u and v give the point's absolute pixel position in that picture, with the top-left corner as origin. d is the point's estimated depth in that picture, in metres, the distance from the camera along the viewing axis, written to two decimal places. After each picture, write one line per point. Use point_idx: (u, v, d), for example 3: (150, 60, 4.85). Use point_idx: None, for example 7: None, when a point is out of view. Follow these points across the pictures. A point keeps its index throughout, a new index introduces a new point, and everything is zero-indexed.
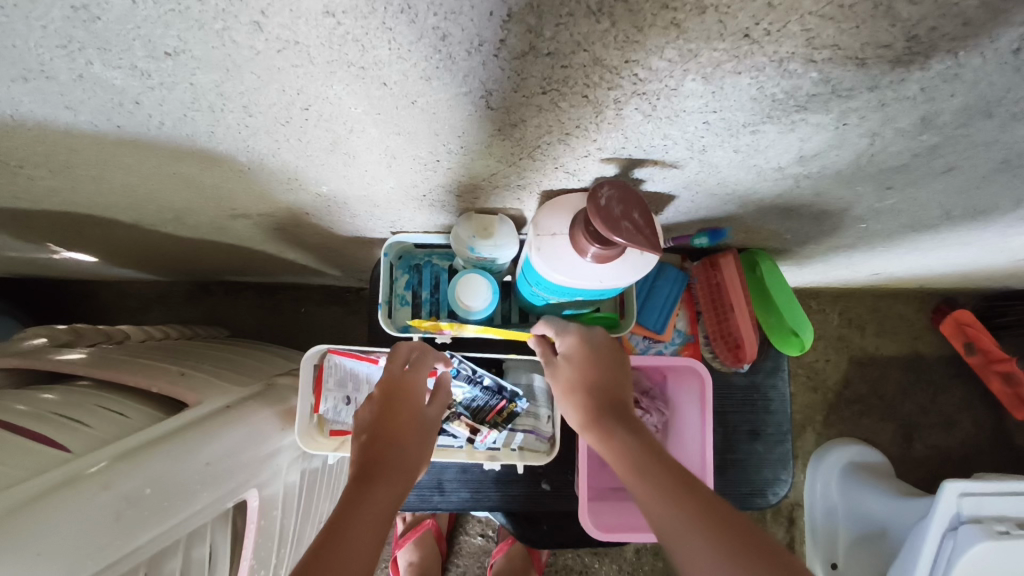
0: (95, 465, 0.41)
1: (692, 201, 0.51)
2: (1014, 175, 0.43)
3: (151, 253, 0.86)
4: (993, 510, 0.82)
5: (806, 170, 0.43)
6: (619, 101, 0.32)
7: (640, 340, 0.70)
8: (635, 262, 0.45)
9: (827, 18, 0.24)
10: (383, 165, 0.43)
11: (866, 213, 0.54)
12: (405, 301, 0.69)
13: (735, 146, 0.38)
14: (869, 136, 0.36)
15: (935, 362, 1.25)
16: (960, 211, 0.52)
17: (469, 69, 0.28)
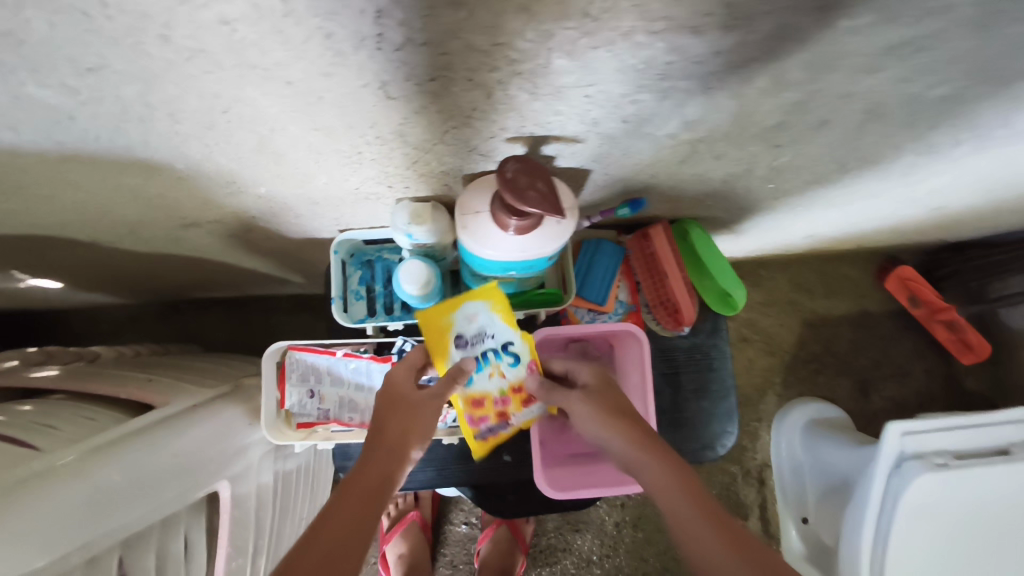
0: (65, 458, 0.44)
1: (607, 173, 0.55)
2: (880, 125, 0.48)
3: (117, 273, 0.88)
4: (933, 446, 0.87)
5: (696, 135, 0.48)
6: (504, 82, 0.36)
7: (585, 313, 0.75)
8: (553, 231, 0.50)
9: None
10: (313, 162, 0.46)
11: (769, 173, 0.59)
12: (360, 295, 0.72)
13: (622, 116, 0.42)
14: (736, 98, 0.41)
15: (883, 318, 1.31)
16: (851, 164, 0.57)
17: (362, 63, 0.32)
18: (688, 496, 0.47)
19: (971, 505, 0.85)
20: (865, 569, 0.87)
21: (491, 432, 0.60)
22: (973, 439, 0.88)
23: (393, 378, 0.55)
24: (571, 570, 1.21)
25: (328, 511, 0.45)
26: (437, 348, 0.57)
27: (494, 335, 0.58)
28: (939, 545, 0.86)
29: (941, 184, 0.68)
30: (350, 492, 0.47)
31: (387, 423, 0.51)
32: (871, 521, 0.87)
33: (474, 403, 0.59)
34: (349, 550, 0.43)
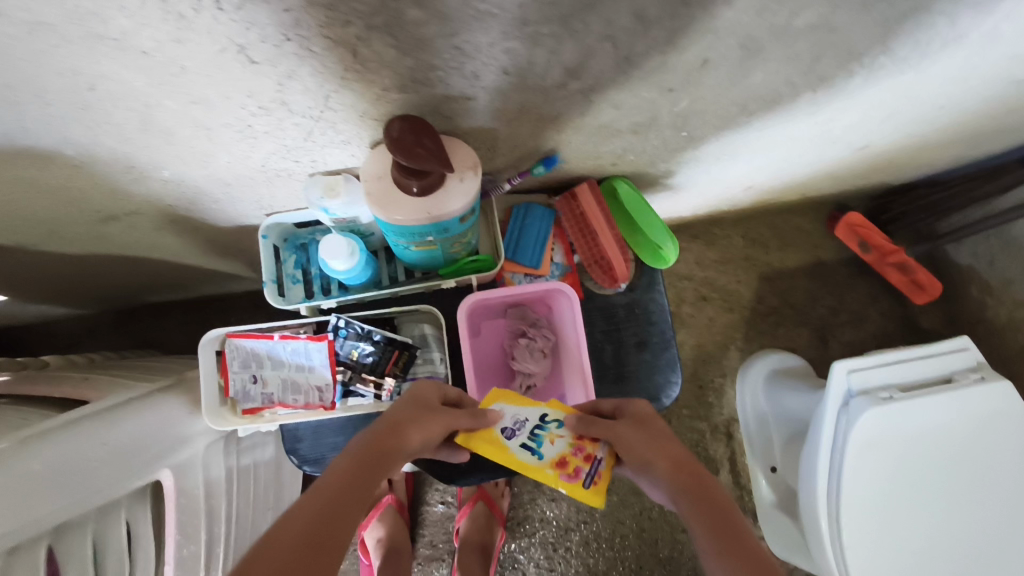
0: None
1: (512, 132, 0.56)
2: (764, 60, 0.49)
3: (58, 280, 0.88)
4: (879, 382, 0.89)
5: (585, 84, 0.48)
6: (363, 39, 0.36)
7: (521, 278, 0.76)
8: (456, 190, 0.52)
9: None
10: (205, 140, 0.46)
11: (676, 120, 0.60)
12: (296, 279, 0.73)
13: (501, 68, 0.43)
14: (607, 39, 0.42)
15: (837, 265, 1.34)
16: (753, 103, 0.58)
17: (209, 25, 0.33)
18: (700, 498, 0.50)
19: (921, 437, 0.85)
20: (822, 510, 0.87)
21: (593, 476, 0.59)
22: (918, 373, 0.90)
23: (416, 390, 0.61)
24: (550, 538, 1.23)
25: (334, 473, 0.47)
26: (497, 452, 0.60)
27: (526, 418, 0.63)
28: (893, 479, 0.85)
29: (853, 120, 0.69)
30: (355, 461, 0.49)
31: (401, 419, 0.55)
32: (824, 459, 0.88)
33: (554, 464, 0.60)
34: (351, 505, 0.45)
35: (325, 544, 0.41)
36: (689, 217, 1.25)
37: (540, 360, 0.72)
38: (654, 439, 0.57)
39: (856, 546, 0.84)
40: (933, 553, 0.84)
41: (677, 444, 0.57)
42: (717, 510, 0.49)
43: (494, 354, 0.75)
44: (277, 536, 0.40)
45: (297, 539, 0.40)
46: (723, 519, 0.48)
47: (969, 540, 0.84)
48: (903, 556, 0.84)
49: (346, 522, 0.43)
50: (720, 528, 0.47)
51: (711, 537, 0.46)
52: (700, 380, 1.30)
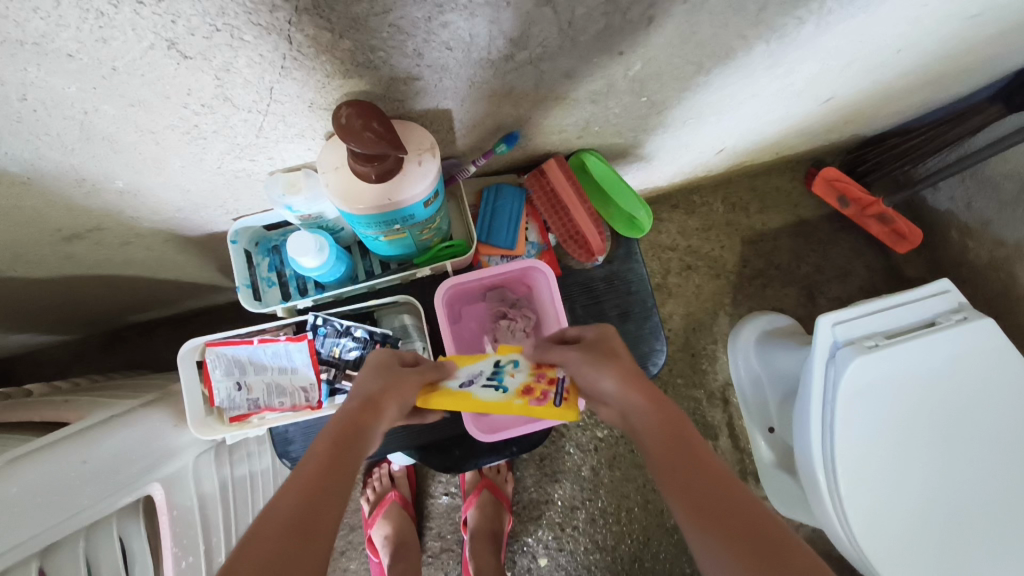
0: None
1: (468, 112, 0.55)
2: (710, 12, 0.48)
3: (33, 308, 0.87)
4: (864, 332, 0.89)
5: (533, 53, 0.48)
6: (293, 23, 0.36)
7: (498, 260, 0.76)
8: (415, 174, 0.51)
9: None
10: (152, 143, 0.46)
11: (633, 84, 0.60)
12: (272, 282, 0.72)
13: (443, 43, 0.43)
14: (546, 4, 0.41)
15: (819, 222, 1.34)
16: (708, 60, 0.58)
17: (131, 21, 0.32)
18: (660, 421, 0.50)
19: (909, 379, 0.86)
20: (818, 464, 0.88)
21: (562, 394, 0.56)
22: (902, 318, 0.90)
23: (382, 359, 0.59)
24: (557, 519, 1.23)
25: (311, 458, 0.46)
26: (458, 399, 0.55)
27: (478, 372, 0.59)
28: (885, 425, 0.86)
29: (814, 71, 0.69)
30: (330, 444, 0.48)
31: (372, 394, 0.54)
32: (815, 409, 0.89)
33: (520, 394, 0.56)
34: (336, 489, 0.44)
35: (312, 531, 0.40)
36: (667, 186, 1.24)
37: (522, 340, 0.72)
38: (614, 367, 0.55)
39: (852, 494, 0.85)
40: (901, 474, 0.85)
41: (634, 368, 0.55)
42: (676, 441, 0.48)
43: (477, 338, 0.75)
44: (259, 528, 0.39)
45: (283, 530, 0.39)
46: (682, 449, 0.47)
47: (965, 480, 0.84)
48: (899, 501, 0.84)
49: (331, 507, 0.42)
50: (677, 459, 0.46)
51: (670, 469, 0.46)
52: (693, 348, 1.30)
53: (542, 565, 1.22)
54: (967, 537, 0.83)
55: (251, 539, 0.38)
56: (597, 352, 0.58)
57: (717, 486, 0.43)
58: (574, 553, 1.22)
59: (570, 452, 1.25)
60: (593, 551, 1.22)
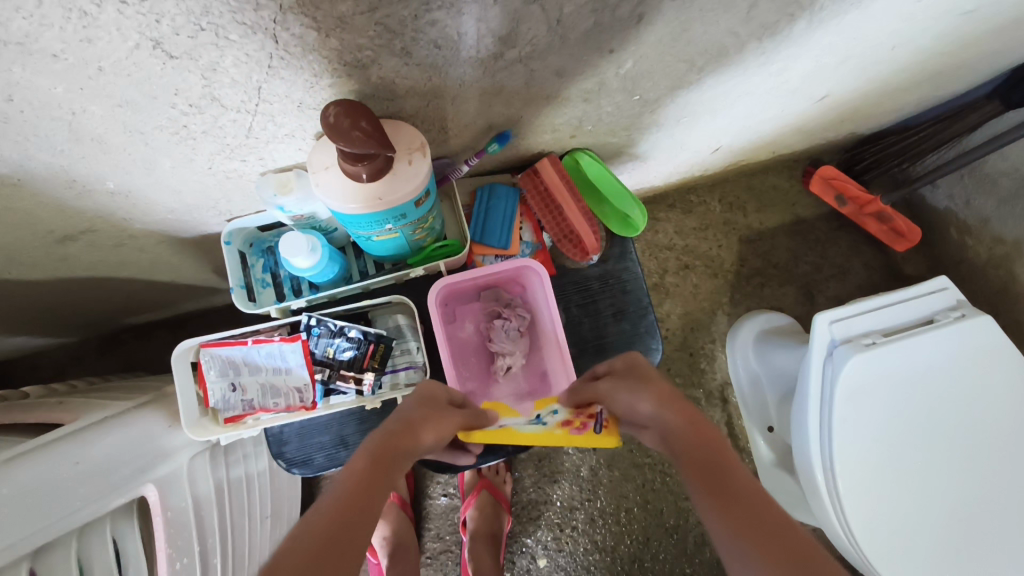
0: None
1: (459, 111, 0.55)
2: (700, 9, 0.48)
3: (29, 310, 0.87)
4: (861, 330, 0.89)
5: (522, 51, 0.48)
6: (279, 21, 0.36)
7: (492, 260, 0.76)
8: (406, 173, 0.51)
9: None
10: (142, 144, 0.46)
11: (625, 82, 0.60)
12: (266, 283, 0.72)
13: (431, 42, 0.43)
14: (532, 2, 0.41)
15: (817, 221, 1.33)
16: (699, 57, 0.58)
17: (114, 21, 0.32)
18: (693, 436, 0.51)
19: (908, 378, 0.86)
20: (817, 462, 0.88)
21: (602, 423, 0.56)
22: (900, 316, 0.90)
23: (425, 390, 0.60)
24: (556, 519, 1.23)
25: (348, 477, 0.46)
26: (500, 434, 0.58)
27: (519, 421, 0.63)
28: (883, 424, 0.86)
29: (807, 68, 0.69)
30: (370, 464, 0.48)
31: (411, 420, 0.55)
32: (813, 408, 0.89)
33: (560, 427, 0.57)
34: (371, 507, 0.44)
35: (347, 543, 0.40)
36: (664, 186, 1.24)
37: (517, 340, 0.72)
38: (647, 389, 0.57)
39: (850, 493, 0.85)
40: (928, 485, 0.84)
41: (667, 389, 0.57)
42: (713, 458, 0.48)
43: (471, 337, 0.75)
44: (297, 539, 0.39)
45: (318, 543, 0.39)
46: (719, 467, 0.47)
47: (964, 478, 0.84)
48: (898, 499, 0.84)
49: (365, 524, 0.42)
50: (713, 473, 0.46)
51: (706, 485, 0.46)
52: (691, 347, 1.30)
53: (541, 566, 1.22)
54: (998, 546, 0.82)
55: (288, 549, 0.38)
56: (632, 377, 0.60)
57: (749, 495, 0.44)
58: (574, 553, 1.22)
59: (569, 452, 1.24)
60: (592, 551, 1.22)
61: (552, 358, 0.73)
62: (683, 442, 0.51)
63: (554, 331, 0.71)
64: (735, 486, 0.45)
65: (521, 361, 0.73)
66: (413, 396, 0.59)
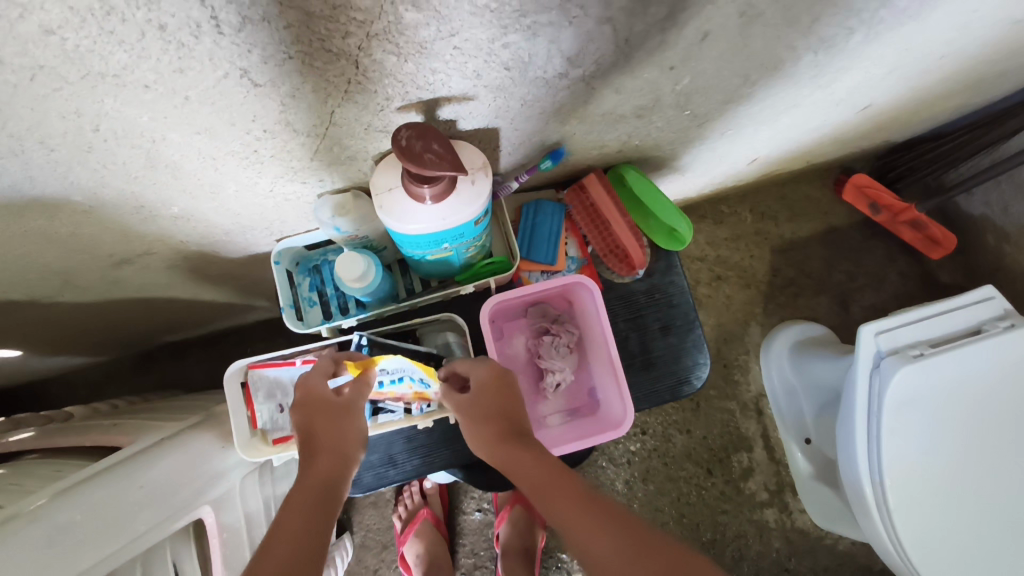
0: (38, 501, 0.46)
1: (516, 131, 0.55)
2: (763, 25, 0.48)
3: (73, 331, 0.87)
4: (908, 342, 0.88)
5: (587, 71, 0.48)
6: (364, 47, 0.36)
7: (538, 275, 0.76)
8: (469, 193, 0.51)
9: None
10: (211, 169, 0.46)
11: (679, 98, 0.59)
12: (313, 301, 0.72)
13: (502, 64, 0.43)
14: (605, 23, 0.41)
15: (849, 229, 1.32)
16: (756, 71, 0.58)
17: (210, 52, 0.32)
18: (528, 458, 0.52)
19: (960, 391, 0.84)
20: (865, 476, 0.86)
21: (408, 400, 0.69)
22: (948, 327, 0.88)
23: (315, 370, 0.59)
24: None
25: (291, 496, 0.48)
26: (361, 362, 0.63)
27: (407, 372, 0.62)
28: (935, 438, 0.84)
29: (857, 79, 0.68)
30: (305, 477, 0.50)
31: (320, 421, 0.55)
32: (861, 420, 0.87)
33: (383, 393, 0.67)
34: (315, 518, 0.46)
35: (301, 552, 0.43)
36: (696, 196, 1.23)
37: (567, 356, 0.73)
38: (485, 421, 0.57)
39: (901, 507, 0.83)
40: (963, 496, 0.83)
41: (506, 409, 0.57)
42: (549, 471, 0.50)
43: (518, 353, 0.75)
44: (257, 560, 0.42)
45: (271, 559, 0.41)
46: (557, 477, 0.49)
47: (1006, 490, 0.83)
48: (951, 516, 0.83)
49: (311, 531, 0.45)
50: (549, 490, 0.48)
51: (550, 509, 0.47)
52: (724, 359, 1.28)
53: None
54: None
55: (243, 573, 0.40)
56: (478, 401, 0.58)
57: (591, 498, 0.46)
58: None
59: (604, 466, 1.25)
60: None
61: (601, 373, 0.74)
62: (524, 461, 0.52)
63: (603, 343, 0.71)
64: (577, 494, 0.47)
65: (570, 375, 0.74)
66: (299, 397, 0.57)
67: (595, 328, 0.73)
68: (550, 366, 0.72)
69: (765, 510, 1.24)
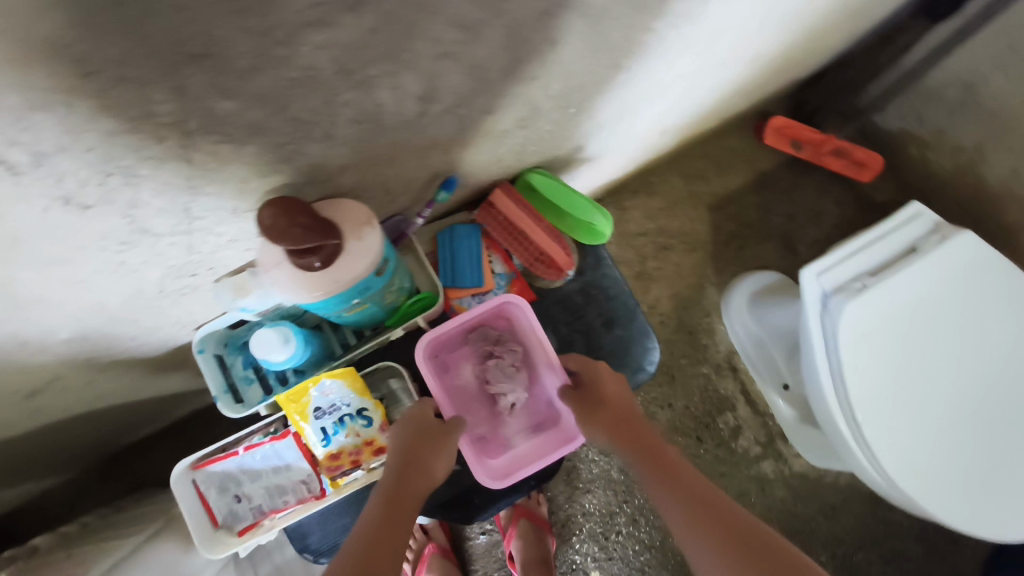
0: None
1: (399, 171, 0.54)
2: (611, 18, 0.48)
3: (18, 462, 0.84)
4: (851, 273, 0.88)
5: (446, 103, 0.47)
6: (189, 145, 0.34)
7: (470, 300, 0.75)
8: (358, 251, 0.50)
9: (228, 23, 0.27)
10: (83, 290, 0.44)
11: (558, 101, 0.59)
12: (250, 379, 0.69)
13: (351, 120, 0.41)
14: (442, 58, 0.40)
15: (779, 172, 1.34)
16: (625, 58, 0.57)
17: (17, 192, 0.31)
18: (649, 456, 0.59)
19: (912, 308, 0.85)
20: (838, 415, 0.87)
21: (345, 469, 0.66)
22: (886, 251, 0.89)
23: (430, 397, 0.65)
24: (598, 529, 1.22)
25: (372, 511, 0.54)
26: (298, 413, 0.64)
27: (348, 405, 0.65)
28: (897, 364, 0.85)
29: (733, 38, 0.68)
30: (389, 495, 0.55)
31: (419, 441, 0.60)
32: (822, 354, 0.88)
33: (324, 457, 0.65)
34: (394, 537, 0.52)
35: (375, 563, 0.49)
36: (624, 175, 1.23)
37: (514, 376, 0.70)
38: (596, 415, 0.63)
39: (879, 437, 0.83)
40: (937, 414, 0.84)
41: (624, 406, 0.64)
42: (667, 471, 0.57)
43: (468, 381, 0.72)
44: (339, 568, 0.48)
45: (355, 567, 0.48)
46: (674, 475, 0.56)
47: (1001, 396, 0.84)
48: (932, 434, 0.83)
49: (389, 546, 0.51)
50: (669, 484, 0.56)
51: (674, 502, 0.54)
52: (688, 326, 1.29)
53: None
54: (1012, 458, 0.83)
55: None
56: (585, 394, 0.66)
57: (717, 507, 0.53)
58: (625, 559, 1.21)
59: (594, 458, 1.23)
60: (642, 551, 1.21)
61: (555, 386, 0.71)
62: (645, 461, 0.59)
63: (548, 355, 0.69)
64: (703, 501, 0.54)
65: (524, 394, 0.71)
66: (404, 426, 0.61)
67: (539, 341, 0.70)
68: (501, 389, 0.70)
69: (760, 464, 1.25)
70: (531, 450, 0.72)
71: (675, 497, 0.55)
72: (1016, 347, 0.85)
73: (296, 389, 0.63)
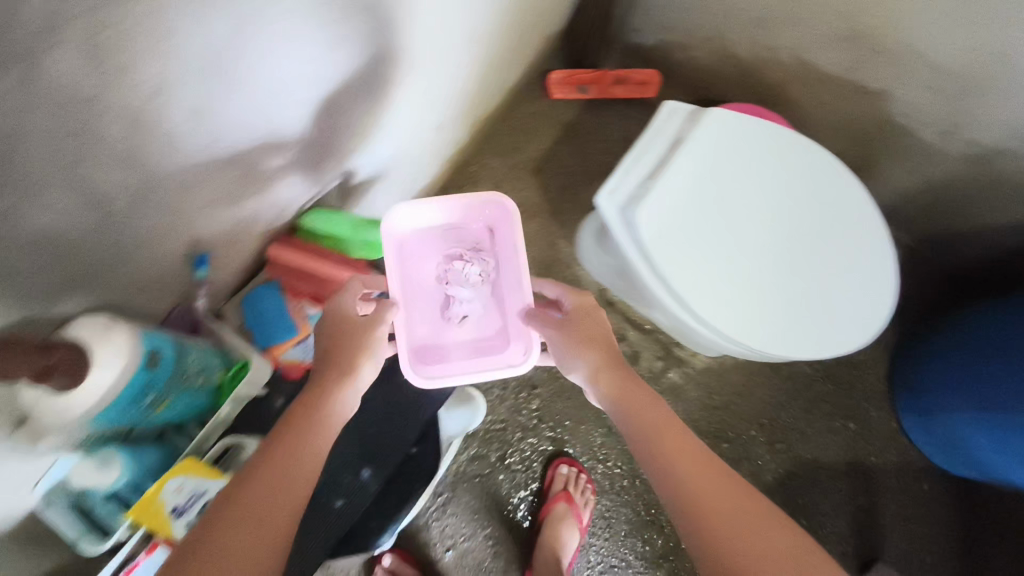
0: None
1: (133, 264, 0.58)
2: (247, 68, 0.53)
3: None
4: (638, 184, 0.97)
5: (126, 197, 0.51)
6: None
7: (295, 349, 0.79)
8: (109, 356, 0.53)
9: None
10: None
11: (264, 146, 0.64)
12: (110, 509, 0.70)
13: (26, 251, 0.45)
14: (79, 167, 0.44)
15: (577, 116, 1.43)
16: (302, 88, 0.63)
17: None
18: (637, 400, 0.70)
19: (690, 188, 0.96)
20: (676, 307, 0.95)
21: None
22: (663, 155, 0.99)
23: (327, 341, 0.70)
24: (549, 497, 1.28)
25: (269, 454, 0.58)
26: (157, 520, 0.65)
27: (203, 491, 0.68)
28: (701, 244, 0.94)
29: (413, 27, 0.75)
30: (289, 442, 0.60)
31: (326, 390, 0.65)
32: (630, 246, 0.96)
33: None
34: (286, 480, 0.57)
35: (269, 509, 0.54)
36: (438, 170, 1.29)
37: (472, 285, 0.86)
38: (590, 357, 0.74)
39: (711, 311, 0.92)
40: (749, 273, 0.94)
41: (607, 349, 0.75)
42: (659, 419, 0.68)
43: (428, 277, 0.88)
44: (236, 512, 0.53)
45: (244, 515, 0.53)
46: (667, 421, 0.68)
47: (796, 239, 0.96)
48: (752, 290, 0.93)
49: (280, 492, 0.56)
50: (661, 428, 0.67)
51: (658, 442, 0.66)
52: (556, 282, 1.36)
53: None
54: (820, 286, 0.94)
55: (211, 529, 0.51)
56: (570, 330, 0.76)
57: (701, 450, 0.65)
58: None
59: (522, 435, 1.30)
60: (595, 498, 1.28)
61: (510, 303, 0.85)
62: (636, 405, 0.70)
63: (512, 268, 0.86)
64: (687, 441, 0.66)
65: (475, 307, 0.88)
66: (315, 384, 0.66)
67: (508, 259, 0.87)
68: (456, 293, 0.86)
69: (668, 374, 1.35)
70: (461, 366, 0.86)
71: (663, 437, 0.66)
72: (789, 194, 0.98)
73: (146, 499, 0.64)
